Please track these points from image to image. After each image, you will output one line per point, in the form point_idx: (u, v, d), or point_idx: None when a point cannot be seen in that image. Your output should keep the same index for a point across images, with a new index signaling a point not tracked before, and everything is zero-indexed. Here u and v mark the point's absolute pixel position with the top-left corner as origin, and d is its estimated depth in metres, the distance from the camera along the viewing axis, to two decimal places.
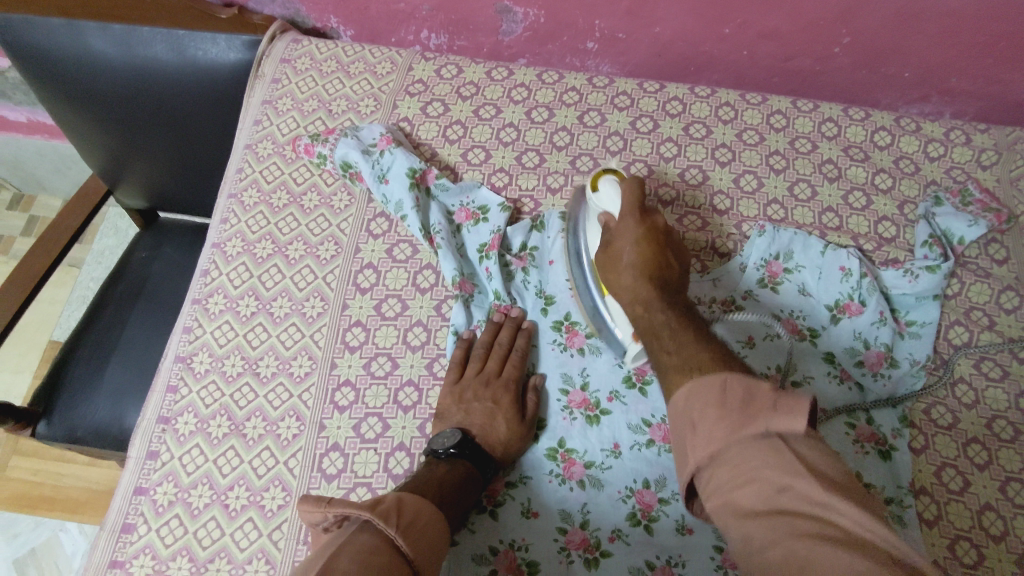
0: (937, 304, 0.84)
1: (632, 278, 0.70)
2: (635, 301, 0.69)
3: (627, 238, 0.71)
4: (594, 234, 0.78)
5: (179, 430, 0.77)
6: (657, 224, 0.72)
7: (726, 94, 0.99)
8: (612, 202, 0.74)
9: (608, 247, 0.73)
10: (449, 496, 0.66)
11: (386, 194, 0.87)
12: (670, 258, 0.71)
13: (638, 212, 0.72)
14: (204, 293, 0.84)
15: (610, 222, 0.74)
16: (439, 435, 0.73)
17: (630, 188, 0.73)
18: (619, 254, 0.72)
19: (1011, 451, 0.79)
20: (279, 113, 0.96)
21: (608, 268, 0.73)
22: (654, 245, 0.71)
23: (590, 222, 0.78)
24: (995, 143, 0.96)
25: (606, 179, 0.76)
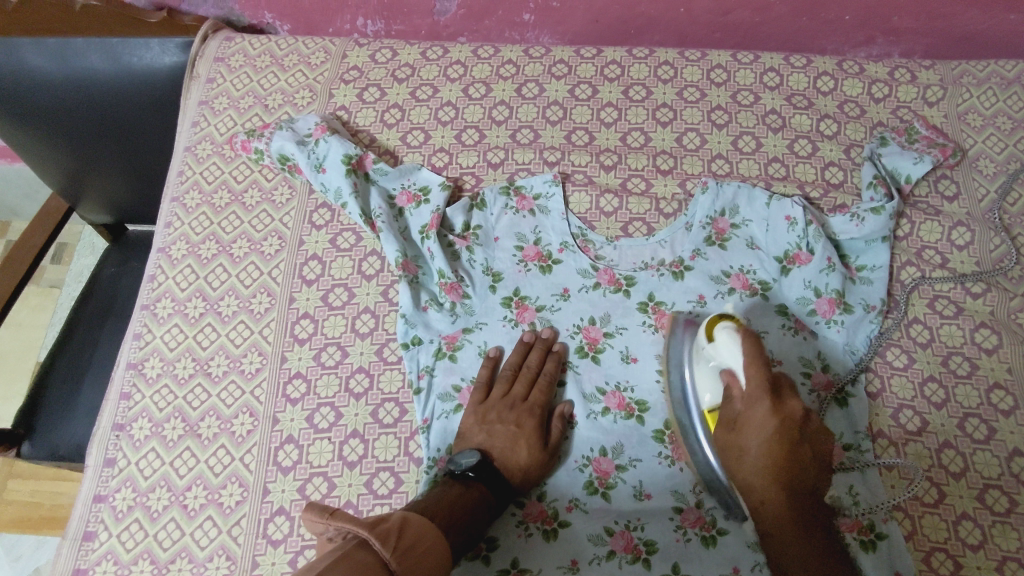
0: (887, 247, 0.84)
1: (759, 475, 0.64)
2: (763, 508, 0.64)
3: (748, 456, 0.65)
4: (706, 388, 0.70)
5: (134, 435, 0.77)
6: (788, 408, 0.64)
7: (664, 54, 0.97)
8: (733, 362, 0.67)
9: (734, 431, 0.66)
10: (458, 521, 0.66)
11: (324, 183, 0.86)
12: (805, 450, 0.64)
13: (766, 396, 0.64)
14: (151, 299, 0.84)
15: (733, 389, 0.67)
16: (458, 454, 0.71)
17: (749, 345, 0.66)
18: (743, 448, 0.65)
19: (968, 386, 0.78)
20: (215, 112, 0.95)
21: (727, 456, 0.67)
22: (789, 443, 0.63)
23: (703, 370, 0.71)
24: (940, 79, 0.95)
25: (721, 329, 0.69)
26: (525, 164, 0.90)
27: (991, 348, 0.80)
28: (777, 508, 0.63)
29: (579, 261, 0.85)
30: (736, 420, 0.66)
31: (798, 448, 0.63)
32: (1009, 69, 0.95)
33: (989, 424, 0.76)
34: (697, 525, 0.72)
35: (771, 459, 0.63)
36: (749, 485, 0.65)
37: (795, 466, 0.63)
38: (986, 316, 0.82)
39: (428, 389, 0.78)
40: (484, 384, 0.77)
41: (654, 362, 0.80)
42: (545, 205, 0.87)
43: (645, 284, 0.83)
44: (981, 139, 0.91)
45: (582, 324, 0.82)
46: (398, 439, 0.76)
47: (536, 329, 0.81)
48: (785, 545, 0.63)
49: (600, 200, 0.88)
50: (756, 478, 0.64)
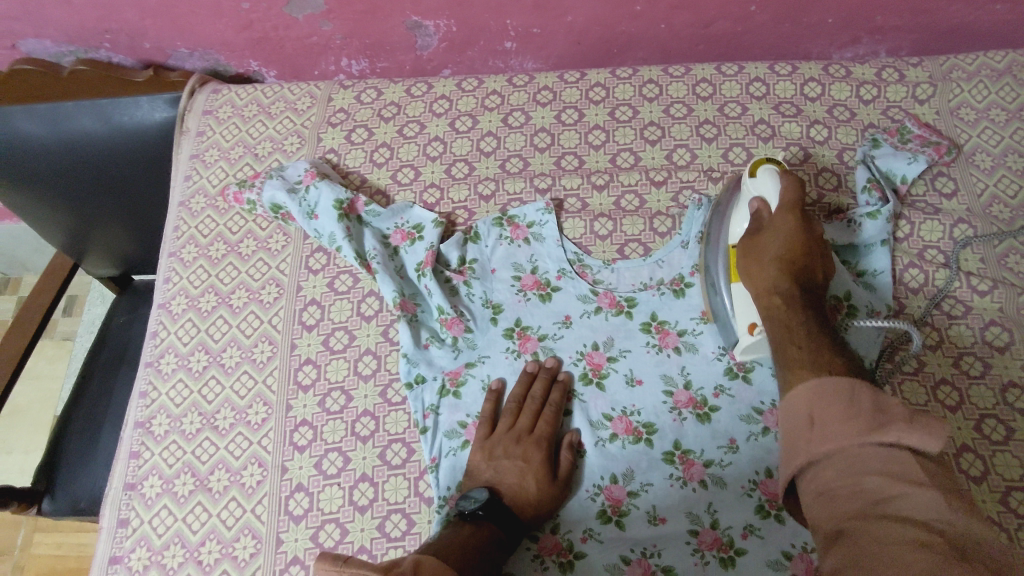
0: (888, 250, 0.83)
1: (775, 272, 0.70)
2: (771, 295, 0.69)
3: (767, 253, 0.71)
4: (740, 218, 0.76)
5: (146, 494, 0.78)
6: (812, 226, 0.71)
7: (649, 71, 0.97)
8: (765, 190, 0.73)
9: (754, 238, 0.73)
10: (472, 559, 0.64)
11: (317, 230, 0.86)
12: (813, 254, 0.71)
13: (796, 208, 0.70)
14: (155, 356, 0.85)
15: (761, 212, 0.73)
16: (466, 494, 0.70)
17: (789, 181, 0.72)
18: (763, 248, 0.72)
19: (982, 387, 0.77)
20: (208, 165, 0.96)
21: (747, 258, 0.73)
22: (806, 252, 0.70)
23: (740, 207, 0.77)
24: (929, 76, 0.94)
25: (764, 168, 0.74)
26: (516, 194, 0.90)
27: (1002, 346, 0.78)
28: (794, 254, 0.70)
29: (578, 286, 0.84)
30: (757, 223, 0.73)
31: (808, 246, 0.70)
32: (998, 61, 0.94)
33: (1007, 424, 0.75)
34: (715, 547, 0.71)
35: (789, 250, 0.70)
36: (763, 285, 0.70)
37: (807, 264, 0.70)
38: (996, 313, 0.80)
39: (434, 428, 0.78)
40: (489, 419, 0.77)
41: (659, 383, 0.79)
42: (539, 233, 0.87)
43: (647, 304, 0.83)
44: (975, 133, 0.90)
45: (585, 350, 0.81)
46: (407, 480, 0.76)
47: (538, 359, 0.81)
48: (795, 350, 0.63)
49: (594, 225, 0.88)
50: (769, 281, 0.70)
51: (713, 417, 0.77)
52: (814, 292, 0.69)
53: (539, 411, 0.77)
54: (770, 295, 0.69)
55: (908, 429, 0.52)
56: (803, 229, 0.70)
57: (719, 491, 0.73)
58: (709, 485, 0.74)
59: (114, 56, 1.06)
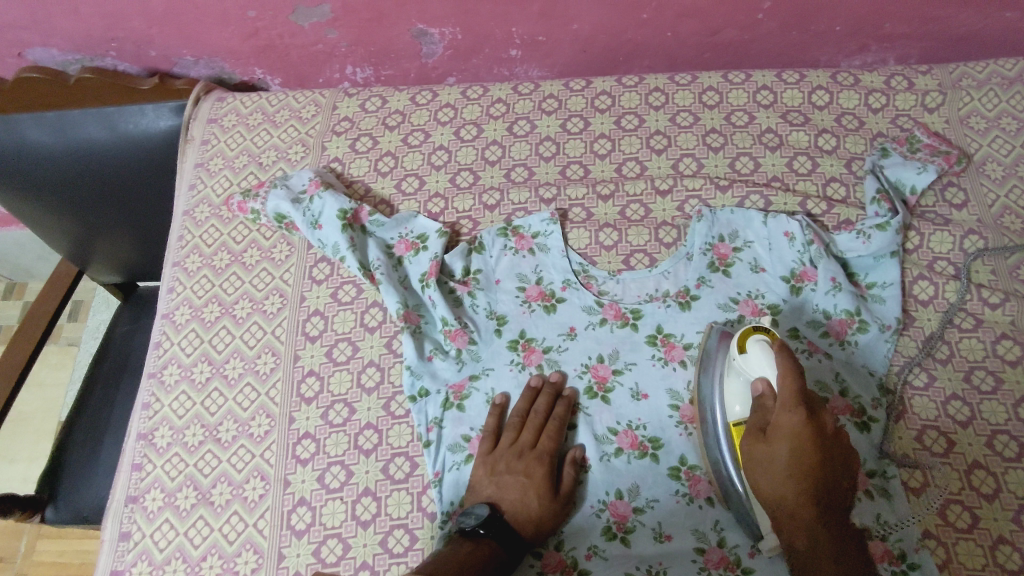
0: (897, 263, 0.81)
1: (794, 485, 0.64)
2: (796, 527, 0.64)
3: (778, 470, 0.65)
4: (736, 401, 0.71)
5: (147, 507, 0.77)
6: (818, 417, 0.66)
7: (655, 80, 0.96)
8: (766, 370, 0.67)
9: (766, 434, 0.67)
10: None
11: (321, 240, 0.86)
12: (829, 464, 0.65)
13: (801, 404, 0.65)
14: (157, 367, 0.84)
15: (766, 398, 0.68)
16: (467, 511, 0.70)
17: (783, 356, 0.66)
18: (773, 457, 0.65)
19: (994, 402, 0.76)
20: (212, 174, 0.95)
21: (754, 462, 0.67)
22: (815, 460, 0.65)
23: (732, 381, 0.71)
24: (939, 84, 0.93)
25: (754, 340, 0.69)
26: (521, 204, 0.89)
27: (1014, 360, 0.78)
28: (806, 458, 0.64)
29: (583, 298, 0.84)
30: (762, 416, 0.68)
31: (822, 457, 0.65)
32: (1009, 69, 0.93)
33: (1019, 440, 0.74)
34: (722, 565, 0.70)
35: (801, 462, 0.64)
36: (790, 507, 0.65)
37: (827, 476, 0.65)
38: (1007, 327, 0.79)
39: (438, 441, 0.77)
40: (492, 433, 0.76)
41: (665, 397, 0.78)
42: (544, 243, 0.87)
43: (653, 316, 0.82)
44: (986, 142, 0.89)
45: (590, 363, 0.80)
46: (410, 495, 0.75)
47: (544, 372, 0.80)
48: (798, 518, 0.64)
49: (599, 235, 0.87)
50: (788, 502, 0.65)
51: None
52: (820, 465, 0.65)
53: (543, 425, 0.76)
54: (791, 521, 0.64)
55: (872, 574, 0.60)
56: (813, 433, 0.65)
57: (726, 507, 0.73)
58: (715, 501, 0.73)
59: (119, 64, 1.06)
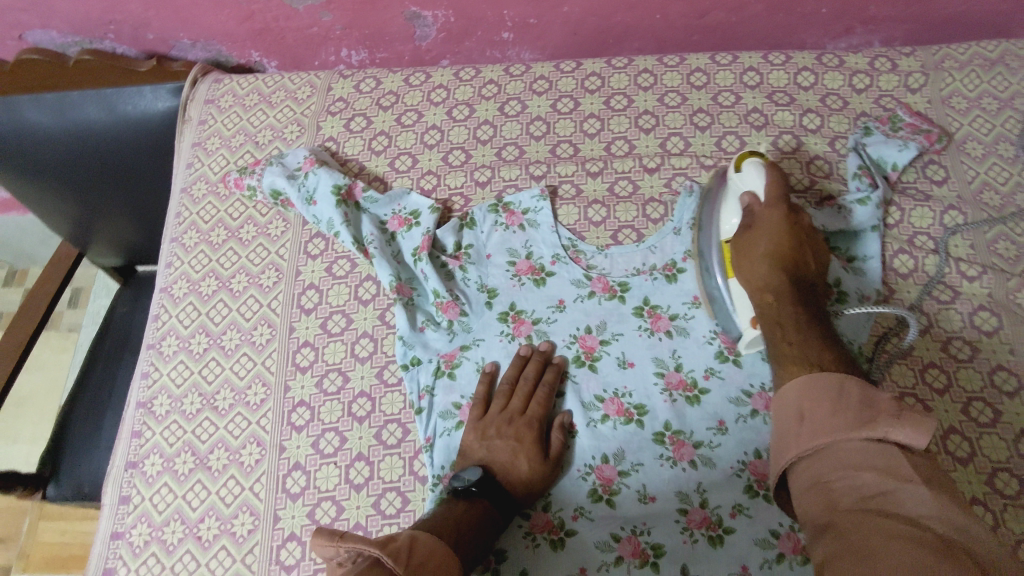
0: (878, 235, 0.83)
1: (767, 268, 0.73)
2: (764, 289, 0.73)
3: (756, 254, 0.74)
4: (730, 211, 0.79)
5: (147, 472, 0.79)
6: (798, 219, 0.75)
7: (643, 61, 0.98)
8: (756, 183, 0.76)
9: (748, 231, 0.75)
10: (465, 536, 0.66)
11: (316, 215, 0.88)
12: (802, 252, 0.74)
13: (783, 203, 0.74)
14: (157, 338, 0.86)
15: (752, 206, 0.76)
16: (460, 472, 0.72)
17: (777, 172, 0.76)
18: (753, 243, 0.74)
19: (970, 371, 0.78)
20: (209, 153, 0.97)
21: (739, 254, 0.75)
22: (795, 240, 0.74)
23: (727, 201, 0.80)
24: (921, 65, 0.95)
25: (749, 161, 0.78)
26: (511, 180, 0.91)
27: (990, 331, 0.80)
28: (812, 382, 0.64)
29: (571, 272, 0.86)
30: (748, 218, 0.76)
31: (798, 247, 0.74)
32: (991, 50, 0.95)
33: (993, 407, 0.76)
34: (704, 526, 0.72)
35: (780, 242, 0.73)
36: (756, 283, 0.73)
37: (798, 256, 0.73)
38: (985, 299, 0.81)
39: (429, 408, 0.79)
40: (482, 400, 0.78)
41: (650, 365, 0.80)
42: (534, 219, 0.89)
43: (639, 289, 0.84)
44: (967, 122, 0.91)
45: (578, 333, 0.82)
46: (402, 460, 0.77)
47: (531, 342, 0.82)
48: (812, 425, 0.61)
49: (587, 211, 0.89)
50: (762, 278, 0.73)
51: (703, 399, 0.78)
52: (805, 290, 0.72)
53: (531, 392, 0.78)
54: (762, 290, 0.73)
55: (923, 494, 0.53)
56: (791, 225, 0.74)
57: (708, 471, 0.75)
58: (698, 464, 0.75)
59: (118, 47, 1.08)
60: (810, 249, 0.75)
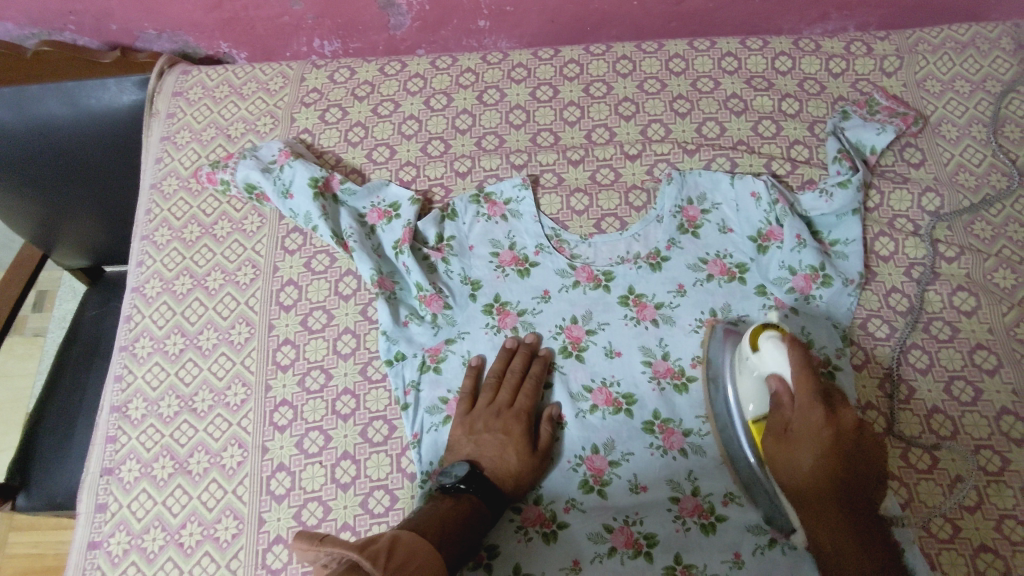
0: (858, 220, 0.84)
1: (814, 415, 0.66)
2: (820, 525, 0.65)
3: (801, 470, 0.66)
4: (750, 398, 0.71)
5: (123, 478, 0.76)
6: (838, 414, 0.67)
7: (622, 48, 0.97)
8: (780, 364, 0.68)
9: (786, 435, 0.68)
10: (451, 534, 0.65)
11: (292, 209, 0.85)
12: (857, 467, 0.66)
13: (820, 402, 0.67)
14: (130, 340, 0.83)
15: (782, 396, 0.68)
16: (448, 468, 0.71)
17: (797, 353, 0.68)
18: (795, 458, 0.67)
19: (952, 350, 0.79)
20: (179, 147, 0.94)
21: (779, 468, 0.68)
22: (842, 459, 0.65)
23: (745, 382, 0.72)
24: (896, 49, 0.96)
25: (765, 337, 0.70)
26: (492, 170, 0.90)
27: (970, 310, 0.81)
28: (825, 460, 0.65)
29: (555, 262, 0.85)
30: (781, 419, 0.69)
31: (851, 459, 0.66)
32: (963, 33, 0.96)
33: (974, 385, 0.77)
34: (695, 513, 0.72)
35: (826, 465, 0.65)
36: (830, 526, 0.64)
37: (853, 482, 0.65)
38: (964, 279, 0.82)
39: (416, 404, 0.78)
40: (469, 394, 0.77)
41: (638, 354, 0.80)
42: (516, 209, 0.87)
43: (624, 277, 0.84)
44: (941, 104, 0.92)
45: (564, 324, 0.82)
46: (389, 457, 0.76)
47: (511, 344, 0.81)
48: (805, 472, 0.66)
49: (570, 200, 0.88)
50: (809, 483, 0.66)
51: (690, 387, 0.78)
52: (854, 489, 0.65)
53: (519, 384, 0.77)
54: (817, 498, 0.65)
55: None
56: (837, 431, 0.66)
57: (698, 458, 0.75)
58: (689, 452, 0.75)
59: (79, 39, 1.04)
60: (862, 462, 0.66)
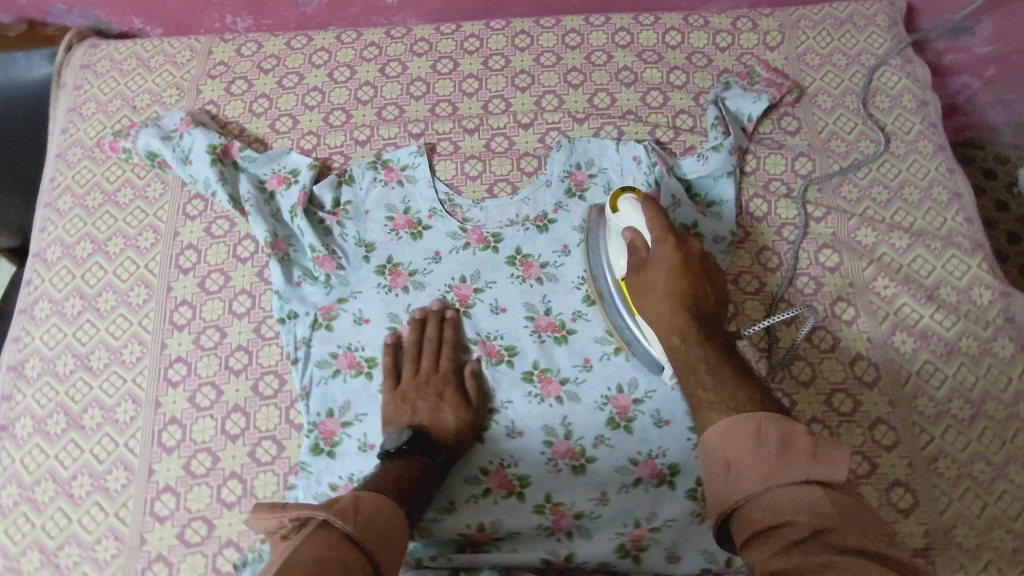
0: (733, 181, 0.89)
1: (668, 307, 0.69)
2: (671, 332, 0.68)
3: (658, 298, 0.69)
4: (618, 253, 0.75)
5: (17, 434, 0.79)
6: (687, 246, 0.71)
7: (521, 23, 1.01)
8: (634, 219, 0.73)
9: (639, 274, 0.71)
10: (409, 489, 0.67)
11: (192, 175, 0.88)
12: (703, 286, 0.70)
13: (671, 236, 0.70)
14: (29, 303, 0.86)
15: (636, 243, 0.72)
16: (384, 436, 0.72)
17: (650, 208, 0.72)
18: (651, 285, 0.70)
19: (815, 303, 0.85)
20: (85, 118, 0.96)
21: (639, 295, 0.71)
22: (691, 277, 0.69)
23: (613, 241, 0.76)
24: (779, 25, 1.01)
25: (624, 199, 0.75)
26: (390, 139, 0.93)
27: (833, 266, 0.87)
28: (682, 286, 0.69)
29: (448, 224, 0.88)
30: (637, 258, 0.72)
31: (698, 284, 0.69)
32: (842, 11, 1.02)
33: (833, 335, 0.84)
34: (568, 456, 0.77)
35: (676, 283, 0.69)
36: (687, 364, 0.65)
37: (698, 294, 0.69)
38: (829, 237, 0.88)
39: (306, 359, 0.81)
40: (392, 371, 0.79)
41: (522, 310, 0.84)
42: (412, 175, 0.91)
43: (513, 239, 0.87)
44: (818, 76, 0.98)
45: (453, 283, 0.85)
46: (279, 409, 0.79)
47: (397, 328, 0.82)
48: (692, 377, 0.64)
49: (464, 166, 0.92)
50: (665, 320, 0.69)
51: (570, 339, 0.82)
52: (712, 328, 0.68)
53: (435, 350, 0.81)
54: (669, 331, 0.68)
55: (812, 465, 0.52)
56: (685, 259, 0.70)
57: (574, 405, 0.79)
58: (564, 400, 0.79)
59: None
60: (706, 280, 0.71)
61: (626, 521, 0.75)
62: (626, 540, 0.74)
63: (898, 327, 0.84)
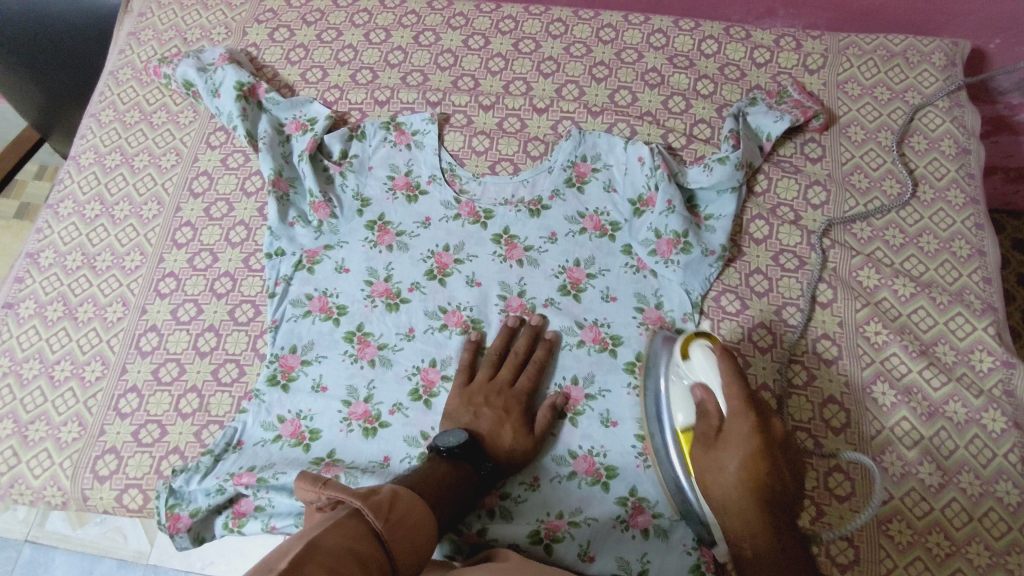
0: (735, 196, 0.86)
1: (736, 486, 0.63)
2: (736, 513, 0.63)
3: (726, 479, 0.63)
4: (679, 408, 0.70)
5: (20, 313, 0.86)
6: (768, 429, 0.64)
7: (560, 11, 1.02)
8: (708, 376, 0.68)
9: (710, 447, 0.66)
10: (445, 498, 0.62)
11: (218, 108, 0.94)
12: (782, 474, 0.63)
13: (751, 412, 0.64)
14: (57, 200, 0.93)
15: (708, 405, 0.67)
16: (444, 433, 0.69)
17: (725, 364, 0.67)
18: (721, 466, 0.64)
19: (797, 335, 0.81)
20: (140, 42, 1.03)
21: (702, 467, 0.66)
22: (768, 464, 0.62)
23: (677, 392, 0.71)
24: (824, 49, 0.97)
25: (696, 345, 0.70)
26: (408, 103, 0.96)
27: (825, 301, 0.83)
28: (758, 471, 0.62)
29: (443, 193, 0.90)
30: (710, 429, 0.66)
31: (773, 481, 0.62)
32: (896, 43, 0.97)
33: (810, 371, 0.80)
34: None
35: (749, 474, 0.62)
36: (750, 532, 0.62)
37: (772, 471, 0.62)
38: (827, 272, 0.84)
39: (283, 295, 0.84)
40: (467, 367, 0.78)
41: (496, 287, 0.84)
42: (420, 141, 0.93)
43: (503, 218, 0.88)
44: (854, 107, 0.93)
45: (436, 250, 0.87)
46: (248, 336, 0.83)
47: (372, 282, 0.85)
48: None
49: (472, 141, 0.94)
50: (731, 495, 0.63)
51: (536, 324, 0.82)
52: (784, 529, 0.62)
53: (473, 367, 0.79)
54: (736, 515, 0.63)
55: None
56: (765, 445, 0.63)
57: None
58: None
59: None
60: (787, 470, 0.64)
61: (549, 511, 0.73)
62: (542, 527, 0.72)
63: (881, 376, 0.79)
